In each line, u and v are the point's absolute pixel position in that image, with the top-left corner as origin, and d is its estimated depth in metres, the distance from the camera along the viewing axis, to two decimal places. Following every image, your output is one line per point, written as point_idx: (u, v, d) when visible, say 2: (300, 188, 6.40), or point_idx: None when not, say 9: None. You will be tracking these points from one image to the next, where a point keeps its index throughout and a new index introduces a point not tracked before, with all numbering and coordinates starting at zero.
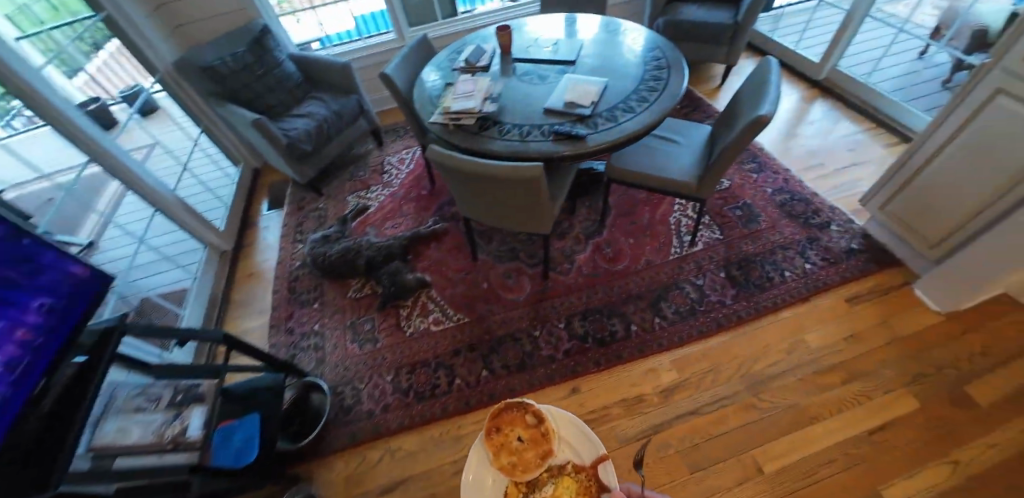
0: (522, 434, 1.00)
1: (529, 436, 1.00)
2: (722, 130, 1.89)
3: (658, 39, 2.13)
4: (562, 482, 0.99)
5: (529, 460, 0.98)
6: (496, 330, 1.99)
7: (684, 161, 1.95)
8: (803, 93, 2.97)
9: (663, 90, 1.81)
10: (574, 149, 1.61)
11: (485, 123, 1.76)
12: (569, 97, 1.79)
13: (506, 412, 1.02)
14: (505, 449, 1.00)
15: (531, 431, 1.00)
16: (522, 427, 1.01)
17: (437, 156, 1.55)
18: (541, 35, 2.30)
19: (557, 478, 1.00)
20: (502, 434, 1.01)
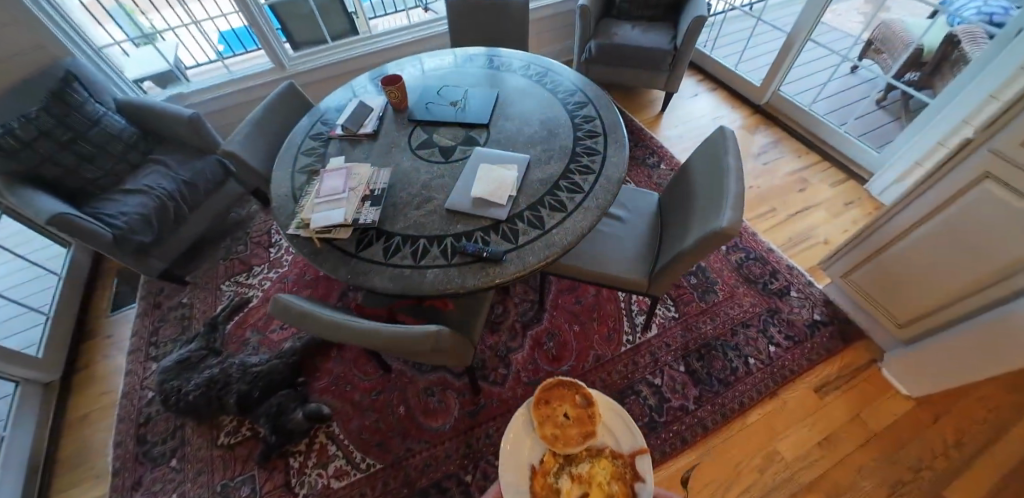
0: (570, 418, 1.01)
1: (583, 422, 1.00)
2: (674, 209, 1.54)
3: (590, 88, 1.73)
4: (599, 457, 0.99)
5: (574, 435, 0.99)
6: (417, 481, 1.57)
7: (631, 248, 1.58)
8: (747, 121, 2.74)
9: (597, 172, 1.42)
10: (486, 278, 1.18)
11: (366, 237, 1.27)
12: (479, 191, 1.34)
13: (563, 405, 1.03)
14: (555, 426, 1.01)
15: (581, 406, 1.02)
16: (573, 417, 1.01)
17: (289, 318, 1.06)
18: (447, 81, 1.82)
19: (596, 450, 1.00)
20: (550, 421, 1.01)
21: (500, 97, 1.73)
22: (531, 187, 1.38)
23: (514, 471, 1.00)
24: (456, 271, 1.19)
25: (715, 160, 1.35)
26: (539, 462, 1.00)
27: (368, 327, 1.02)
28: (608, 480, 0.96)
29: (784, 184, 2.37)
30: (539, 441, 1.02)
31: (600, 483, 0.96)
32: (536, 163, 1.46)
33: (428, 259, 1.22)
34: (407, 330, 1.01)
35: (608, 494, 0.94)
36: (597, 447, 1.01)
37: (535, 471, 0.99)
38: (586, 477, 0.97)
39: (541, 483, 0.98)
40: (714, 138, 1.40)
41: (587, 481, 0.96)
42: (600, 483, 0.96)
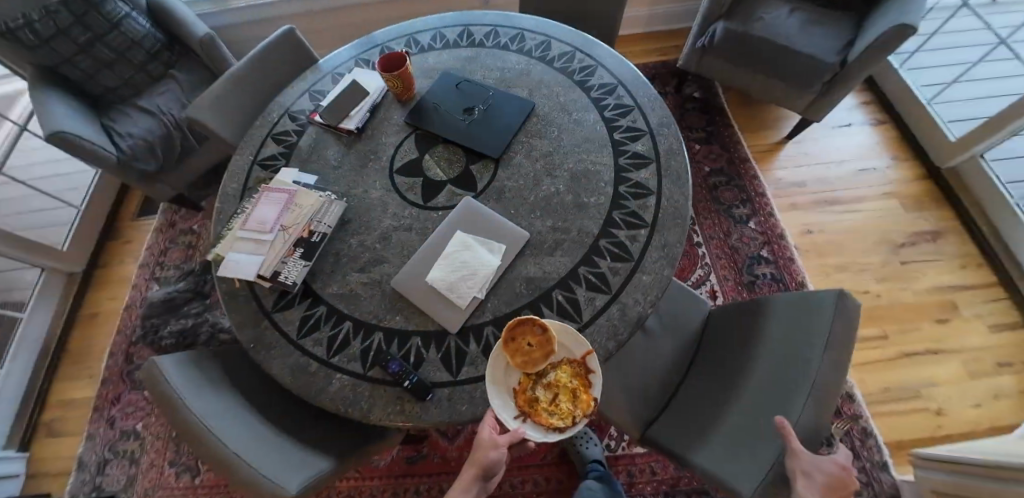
0: (537, 330, 0.84)
1: (547, 331, 0.84)
2: (722, 351, 1.08)
3: (666, 132, 1.17)
4: (561, 360, 0.85)
5: (541, 356, 0.82)
6: None
7: (636, 379, 1.16)
8: (905, 195, 1.96)
9: (612, 291, 0.96)
10: (396, 414, 0.89)
11: (291, 299, 1.03)
12: (437, 277, 0.98)
13: (522, 324, 0.84)
14: (524, 342, 0.83)
15: (541, 329, 0.84)
16: (538, 328, 0.84)
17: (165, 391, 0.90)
18: (478, 69, 1.34)
19: (559, 351, 0.86)
20: (523, 347, 0.83)
21: (535, 115, 1.23)
22: (510, 287, 0.98)
23: (494, 388, 0.82)
24: (366, 390, 0.92)
25: (801, 337, 0.81)
26: (514, 395, 0.82)
27: (219, 445, 0.81)
28: (573, 383, 0.82)
29: (907, 303, 1.73)
30: (505, 372, 0.84)
31: (564, 379, 0.83)
32: (534, 247, 1.02)
33: (342, 359, 0.95)
34: (254, 475, 0.78)
35: (575, 397, 0.81)
36: (559, 342, 0.86)
37: (515, 398, 0.82)
38: (559, 390, 0.81)
39: (521, 404, 0.81)
40: (817, 295, 0.84)
41: (557, 389, 0.82)
42: (570, 386, 0.82)
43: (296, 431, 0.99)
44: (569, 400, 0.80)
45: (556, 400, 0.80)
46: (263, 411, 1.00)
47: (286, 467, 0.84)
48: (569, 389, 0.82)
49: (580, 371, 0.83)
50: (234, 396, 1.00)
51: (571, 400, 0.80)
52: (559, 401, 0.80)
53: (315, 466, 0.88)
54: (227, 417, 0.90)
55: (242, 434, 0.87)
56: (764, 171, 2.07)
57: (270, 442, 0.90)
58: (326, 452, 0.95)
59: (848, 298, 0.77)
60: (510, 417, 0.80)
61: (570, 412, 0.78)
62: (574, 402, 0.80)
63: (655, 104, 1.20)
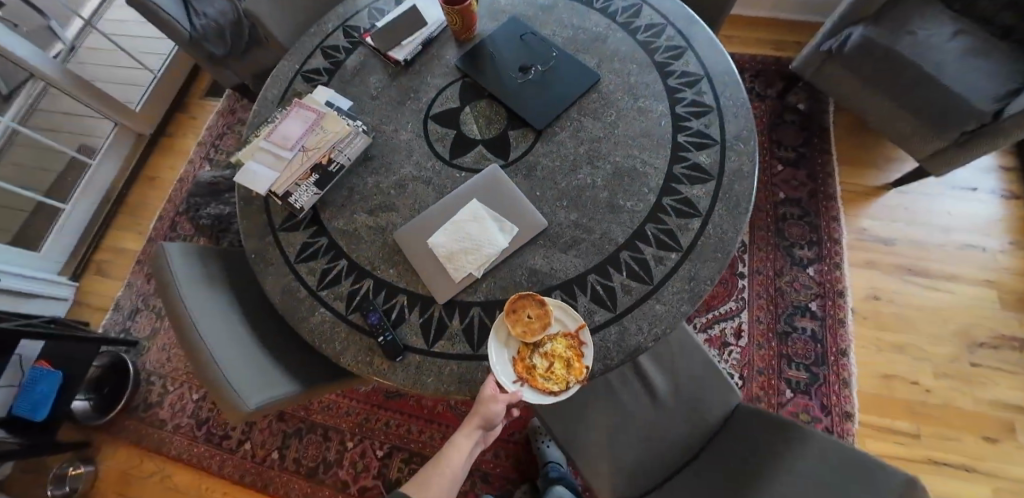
0: (537, 307, 0.80)
1: (547, 307, 0.80)
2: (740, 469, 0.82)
3: (739, 148, 0.99)
4: (559, 333, 0.81)
5: (539, 330, 0.78)
6: (312, 413, 1.63)
7: (620, 454, 0.98)
8: (1007, 289, 1.67)
9: (616, 310, 0.86)
10: (364, 364, 0.87)
11: (299, 222, 1.03)
12: (438, 242, 0.93)
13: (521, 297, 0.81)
14: (524, 315, 0.80)
15: (541, 303, 0.81)
16: (539, 304, 0.80)
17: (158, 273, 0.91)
18: (550, 23, 1.19)
19: (557, 325, 0.81)
20: (524, 321, 0.79)
21: (595, 91, 1.09)
22: (509, 273, 0.91)
23: (495, 354, 0.79)
24: (343, 333, 0.91)
25: None
26: (513, 363, 0.79)
27: (196, 336, 0.82)
28: (567, 354, 0.78)
29: (960, 409, 1.51)
30: (504, 339, 0.81)
31: (561, 351, 0.79)
32: (548, 238, 0.94)
33: (330, 295, 0.94)
34: (219, 375, 0.79)
35: (570, 369, 0.77)
36: (557, 316, 0.81)
37: (514, 365, 0.78)
38: (556, 363, 0.78)
39: (520, 371, 0.78)
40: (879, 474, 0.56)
41: (554, 361, 0.78)
42: (564, 356, 0.78)
43: (275, 345, 1.00)
44: (563, 371, 0.77)
45: (552, 370, 0.77)
46: (249, 317, 1.01)
47: (253, 377, 0.84)
48: (565, 361, 0.78)
49: (576, 344, 0.79)
50: (228, 295, 1.01)
51: (565, 371, 0.77)
52: (555, 372, 0.77)
53: (281, 385, 0.89)
54: (214, 312, 0.92)
55: (222, 333, 0.88)
56: (849, 219, 1.81)
57: (246, 348, 0.91)
58: (296, 374, 0.95)
59: (919, 490, 0.50)
60: (508, 383, 0.76)
61: (564, 382, 0.75)
62: (568, 373, 0.76)
63: (737, 112, 1.03)
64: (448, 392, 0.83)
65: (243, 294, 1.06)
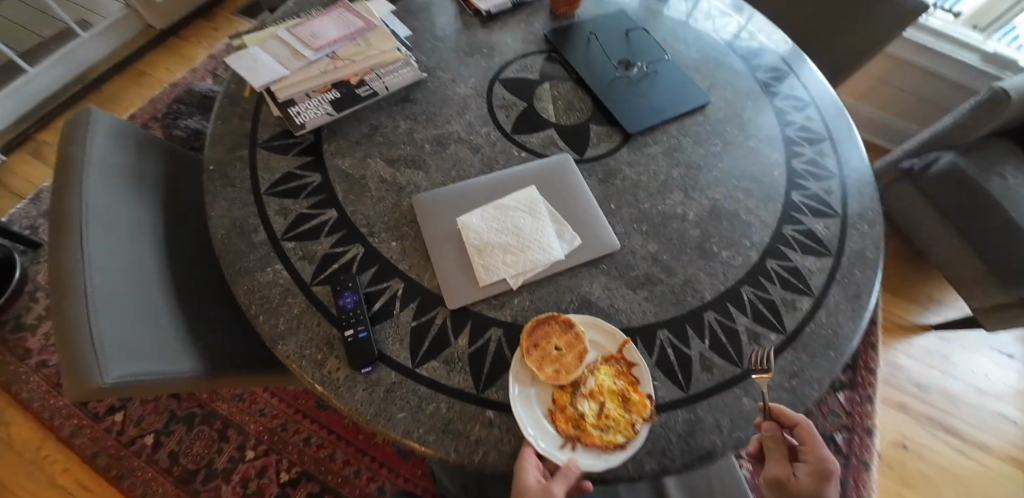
0: (560, 334, 0.59)
1: (577, 331, 0.59)
2: None
3: (862, 229, 0.79)
4: (598, 358, 0.59)
5: (575, 364, 0.56)
6: (218, 398, 1.27)
7: None
8: None
9: (688, 392, 0.60)
10: (310, 363, 0.58)
11: (292, 147, 0.76)
12: (471, 225, 0.67)
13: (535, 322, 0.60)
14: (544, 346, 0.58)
15: (567, 327, 0.59)
16: (565, 328, 0.59)
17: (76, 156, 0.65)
18: (661, 30, 1.02)
19: (594, 350, 0.59)
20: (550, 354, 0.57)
21: (701, 114, 0.89)
22: (553, 295, 0.65)
23: (522, 412, 0.54)
24: (296, 307, 0.62)
25: None
26: (552, 422, 0.54)
27: (76, 255, 0.55)
28: (619, 386, 0.56)
29: None
30: (530, 387, 0.57)
31: (608, 385, 0.57)
32: (613, 264, 0.70)
33: (296, 252, 0.66)
34: (82, 320, 0.51)
35: (630, 407, 0.55)
36: (590, 340, 0.60)
37: (554, 424, 0.54)
38: (606, 402, 0.55)
39: (565, 431, 0.53)
40: None
41: (602, 401, 0.55)
42: (615, 390, 0.56)
43: (196, 302, 0.70)
44: (619, 413, 0.54)
45: (606, 418, 0.54)
46: (177, 251, 0.72)
47: (139, 338, 0.56)
48: (616, 398, 0.56)
49: (625, 366, 0.58)
50: (163, 214, 0.73)
51: (621, 412, 0.54)
52: (610, 419, 0.54)
53: (176, 359, 0.59)
54: (124, 231, 0.64)
55: (120, 261, 0.60)
56: (885, 348, 1.64)
57: (147, 293, 0.62)
58: (208, 349, 0.65)
59: None
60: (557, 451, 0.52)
61: (629, 431, 0.53)
62: (627, 415, 0.54)
63: (864, 189, 0.84)
64: (420, 443, 0.54)
65: (183, 220, 0.77)
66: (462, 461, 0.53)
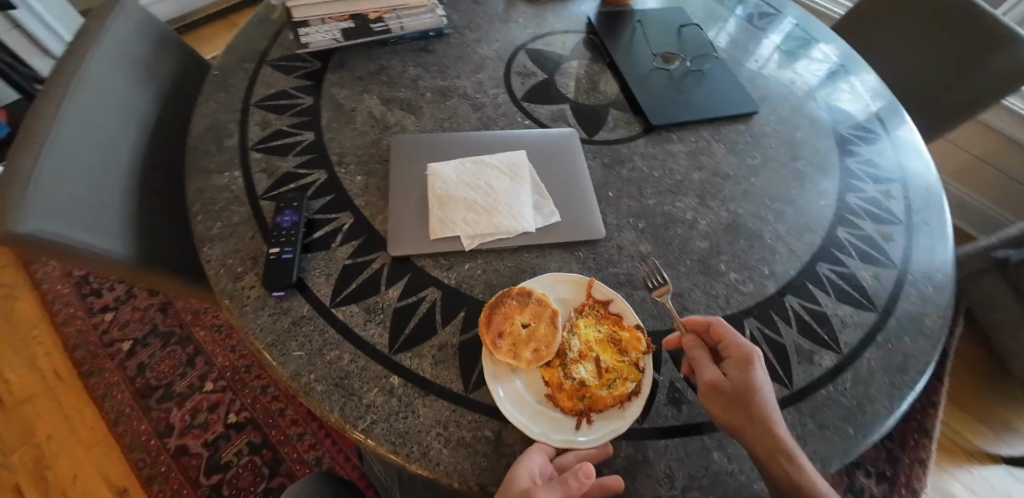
0: (518, 304, 0.51)
1: (540, 296, 0.51)
2: None
3: (921, 291, 0.64)
4: (574, 310, 0.53)
5: (552, 333, 0.49)
6: (200, 322, 1.28)
7: None
8: None
9: (643, 425, 0.48)
10: (226, 273, 0.53)
11: (298, 70, 0.75)
12: (440, 174, 0.60)
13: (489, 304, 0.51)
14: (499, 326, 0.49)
15: (526, 298, 0.51)
16: (524, 300, 0.51)
17: (96, 24, 0.66)
18: (720, 37, 0.93)
19: (566, 307, 0.53)
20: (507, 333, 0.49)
21: (743, 124, 0.78)
22: (511, 270, 0.56)
23: (516, 410, 0.45)
24: (237, 215, 0.58)
25: None
26: (555, 408, 0.46)
27: (55, 107, 0.55)
28: (604, 334, 0.51)
29: None
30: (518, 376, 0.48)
31: (594, 336, 0.51)
32: (592, 254, 0.59)
33: (259, 164, 0.63)
34: (30, 160, 0.50)
35: (623, 352, 0.50)
36: (558, 297, 0.54)
37: (560, 409, 0.46)
38: (598, 354, 0.50)
39: (576, 410, 0.46)
40: None
41: (595, 356, 0.50)
42: (603, 339, 0.51)
43: (165, 196, 0.69)
44: (615, 359, 0.50)
45: (607, 372, 0.49)
46: (165, 145, 0.72)
47: (84, 201, 0.54)
48: (605, 342, 0.51)
49: (604, 307, 0.53)
50: (164, 110, 0.74)
51: (617, 358, 0.50)
52: (612, 373, 0.49)
53: (111, 237, 0.56)
54: (119, 106, 0.64)
55: (99, 129, 0.60)
56: (935, 472, 1.25)
57: (116, 167, 0.61)
58: (150, 242, 0.62)
59: None
60: (578, 437, 0.45)
61: (635, 373, 0.48)
62: (623, 357, 0.50)
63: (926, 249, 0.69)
64: (305, 389, 0.46)
65: (183, 120, 0.78)
66: (343, 423, 0.45)
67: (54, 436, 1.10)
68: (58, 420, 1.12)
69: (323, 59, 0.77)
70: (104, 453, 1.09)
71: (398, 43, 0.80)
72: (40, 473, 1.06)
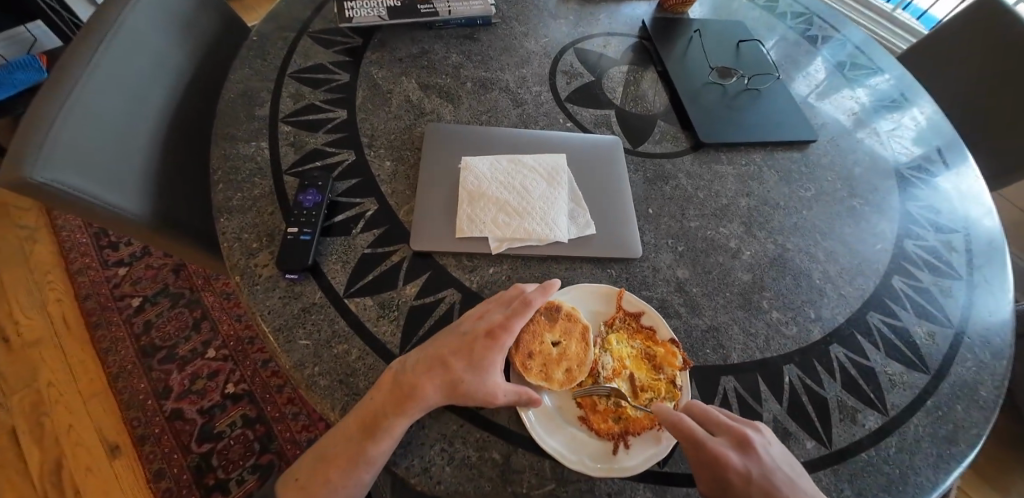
0: (544, 320, 0.47)
1: (569, 312, 0.48)
2: None
3: (981, 358, 0.58)
4: (605, 322, 0.50)
5: (583, 351, 0.46)
6: (210, 287, 1.28)
7: None
8: None
9: (663, 468, 0.43)
10: (240, 248, 0.51)
11: (338, 44, 0.73)
12: (474, 169, 0.57)
13: (500, 302, 0.47)
14: (467, 330, 0.45)
15: (554, 313, 0.48)
16: (552, 316, 0.48)
17: None
18: (779, 56, 0.88)
19: (595, 320, 0.50)
20: (463, 345, 0.43)
21: (797, 152, 0.73)
22: (536, 280, 0.53)
23: (550, 435, 0.43)
24: (259, 188, 0.56)
25: None
26: (589, 434, 0.43)
27: (87, 55, 0.53)
28: (638, 349, 0.49)
29: None
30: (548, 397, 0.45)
31: (627, 353, 0.49)
32: (625, 273, 0.55)
33: (288, 137, 0.61)
34: (57, 106, 0.48)
35: (660, 371, 0.47)
36: (588, 309, 0.50)
37: (595, 434, 0.43)
38: (632, 372, 0.48)
39: (614, 435, 0.44)
40: None
41: (628, 373, 0.47)
42: (639, 356, 0.48)
43: (187, 158, 0.67)
44: (650, 377, 0.47)
45: (642, 392, 0.46)
46: (195, 107, 0.70)
47: (106, 154, 0.52)
48: (639, 358, 0.48)
49: (636, 320, 0.50)
50: (199, 70, 0.72)
51: (652, 375, 0.47)
52: (647, 392, 0.46)
53: (128, 195, 0.54)
54: (153, 63, 0.62)
55: (130, 84, 0.58)
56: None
57: (142, 123, 0.59)
58: (168, 204, 0.60)
59: None
60: (616, 465, 0.42)
61: (672, 393, 0.46)
62: (658, 375, 0.47)
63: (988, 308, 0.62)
64: (307, 382, 0.43)
65: (217, 83, 0.76)
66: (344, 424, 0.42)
67: (55, 383, 1.10)
68: (61, 368, 1.13)
69: (365, 35, 0.75)
70: (100, 407, 1.08)
71: (443, 28, 0.78)
72: (38, 418, 1.06)
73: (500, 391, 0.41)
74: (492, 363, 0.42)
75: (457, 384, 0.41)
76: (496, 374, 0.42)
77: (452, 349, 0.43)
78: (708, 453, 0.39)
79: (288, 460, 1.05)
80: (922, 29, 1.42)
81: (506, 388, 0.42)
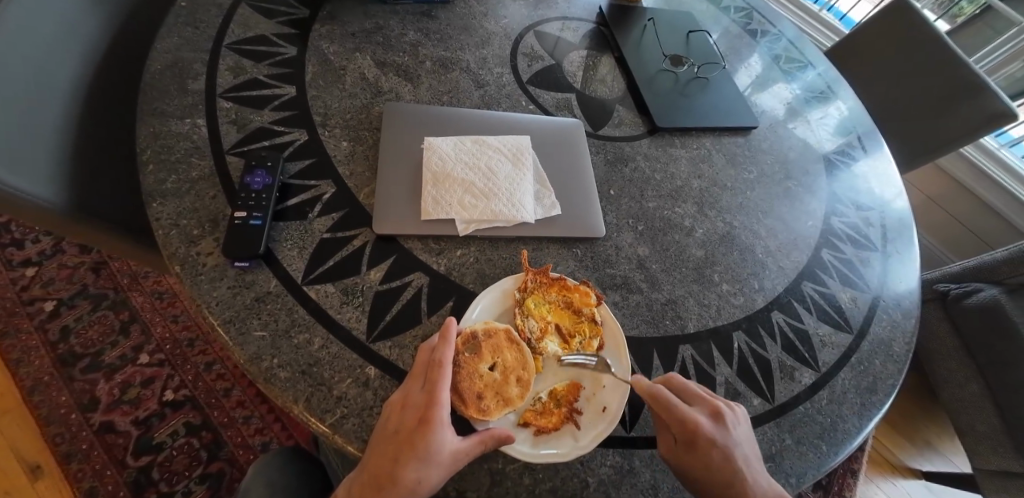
0: (468, 353, 0.43)
1: (487, 327, 0.45)
2: None
3: (893, 317, 0.65)
4: (519, 288, 0.49)
5: (518, 357, 0.44)
6: (138, 289, 1.15)
7: None
8: None
9: (630, 433, 0.46)
10: (178, 235, 0.46)
11: (281, 15, 0.67)
12: (437, 149, 0.56)
13: (415, 376, 0.39)
14: (396, 426, 0.36)
15: (475, 342, 0.43)
16: (474, 343, 0.43)
17: None
18: (723, 47, 0.93)
19: (510, 312, 0.48)
20: (398, 447, 0.35)
21: (742, 137, 0.79)
22: (504, 261, 0.53)
23: (524, 446, 0.41)
24: (201, 170, 0.51)
25: None
26: (541, 434, 0.42)
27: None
28: (553, 303, 0.49)
29: None
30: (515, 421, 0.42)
31: (545, 308, 0.49)
32: (590, 252, 0.57)
33: (228, 115, 0.56)
34: None
35: (574, 322, 0.49)
36: (502, 306, 0.48)
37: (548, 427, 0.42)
38: (556, 324, 0.48)
39: (562, 415, 0.43)
40: None
41: (554, 326, 0.48)
42: (562, 310, 0.49)
43: (110, 140, 0.59)
44: (573, 323, 0.49)
45: (572, 338, 0.48)
46: (115, 81, 0.62)
47: (18, 128, 0.45)
48: (558, 309, 0.49)
49: (547, 275, 0.50)
50: (116, 39, 0.63)
51: (574, 320, 0.49)
52: (576, 337, 0.48)
53: (44, 180, 0.47)
54: (64, 26, 0.54)
55: (39, 49, 0.50)
56: (861, 484, 1.23)
57: (52, 94, 0.51)
58: (91, 191, 0.53)
59: None
60: (582, 440, 0.42)
61: (595, 329, 0.48)
62: (579, 318, 0.49)
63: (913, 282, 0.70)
64: (266, 375, 0.40)
65: (135, 53, 0.67)
66: (308, 415, 0.39)
67: None
68: None
69: (312, 7, 0.70)
70: (15, 426, 0.96)
71: (399, 3, 0.74)
72: None
73: (463, 453, 0.36)
74: (441, 444, 0.36)
75: (415, 489, 0.34)
76: (447, 448, 0.36)
77: (391, 455, 0.35)
78: (685, 417, 0.40)
79: (240, 467, 0.99)
80: (842, 29, 1.57)
81: (465, 442, 0.36)
